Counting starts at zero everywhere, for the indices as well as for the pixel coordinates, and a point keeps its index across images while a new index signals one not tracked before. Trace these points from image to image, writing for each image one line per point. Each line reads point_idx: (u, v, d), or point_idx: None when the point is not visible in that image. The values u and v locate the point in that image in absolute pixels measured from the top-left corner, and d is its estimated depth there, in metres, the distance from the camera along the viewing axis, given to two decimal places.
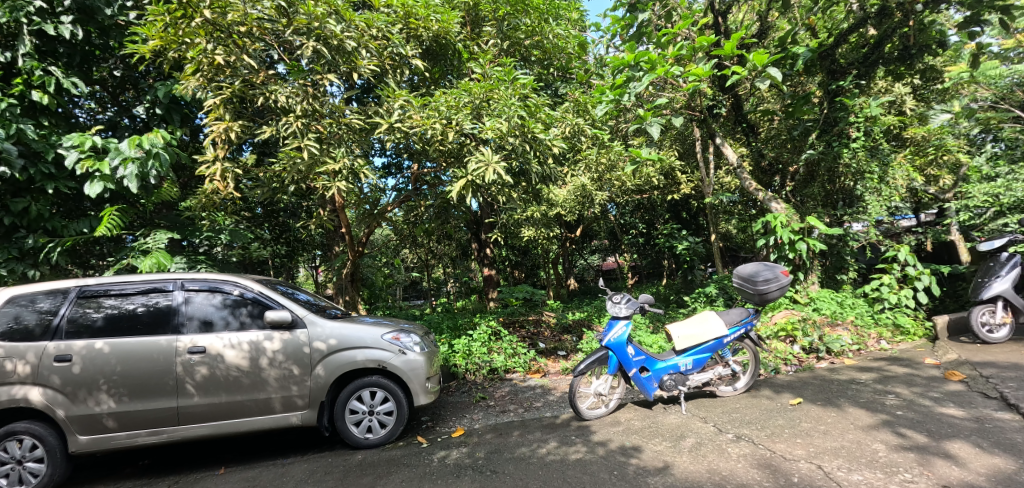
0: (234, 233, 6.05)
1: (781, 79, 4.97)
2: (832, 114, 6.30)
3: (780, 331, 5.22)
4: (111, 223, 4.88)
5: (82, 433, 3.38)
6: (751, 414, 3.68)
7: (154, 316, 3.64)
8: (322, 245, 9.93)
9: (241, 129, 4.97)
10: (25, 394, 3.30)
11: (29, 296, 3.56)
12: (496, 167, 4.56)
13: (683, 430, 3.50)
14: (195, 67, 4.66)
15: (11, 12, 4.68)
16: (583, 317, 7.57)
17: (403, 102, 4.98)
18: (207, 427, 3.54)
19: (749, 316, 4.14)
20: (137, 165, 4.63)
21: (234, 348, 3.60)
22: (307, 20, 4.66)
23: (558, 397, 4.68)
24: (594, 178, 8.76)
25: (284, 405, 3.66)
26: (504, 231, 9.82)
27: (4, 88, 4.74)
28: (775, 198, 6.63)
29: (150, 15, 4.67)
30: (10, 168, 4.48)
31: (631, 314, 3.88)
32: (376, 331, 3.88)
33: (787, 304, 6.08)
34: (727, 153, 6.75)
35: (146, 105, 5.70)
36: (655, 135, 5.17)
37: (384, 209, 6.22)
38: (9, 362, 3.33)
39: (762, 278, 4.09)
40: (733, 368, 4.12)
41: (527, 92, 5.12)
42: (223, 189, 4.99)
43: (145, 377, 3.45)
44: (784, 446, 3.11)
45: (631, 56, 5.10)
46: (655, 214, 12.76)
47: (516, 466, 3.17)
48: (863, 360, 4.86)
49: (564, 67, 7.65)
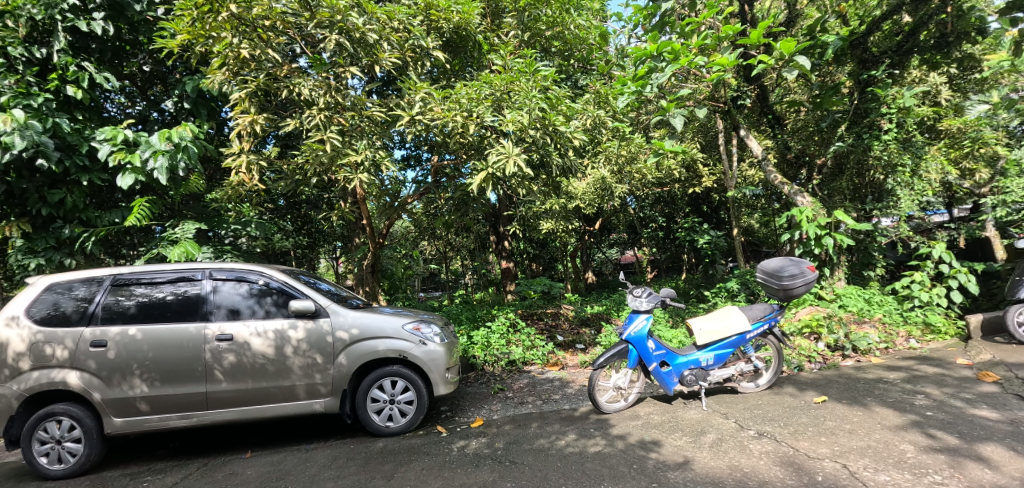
0: (259, 225, 6.18)
1: (810, 68, 4.78)
2: (864, 106, 6.10)
3: (804, 327, 5.15)
4: (142, 214, 5.04)
5: (116, 415, 3.52)
6: (773, 411, 3.63)
7: (183, 304, 3.74)
8: (342, 236, 10.13)
9: (266, 122, 5.01)
10: (64, 377, 3.45)
11: (66, 283, 3.71)
12: (517, 160, 4.54)
13: (703, 426, 3.47)
14: (221, 62, 4.77)
15: (46, 9, 4.90)
16: (602, 310, 7.59)
17: (424, 94, 4.91)
18: (234, 412, 3.65)
19: (773, 312, 4.07)
20: (167, 157, 4.78)
21: (260, 336, 3.69)
22: (330, 13, 4.67)
23: (576, 390, 4.69)
24: (614, 171, 8.62)
25: (308, 392, 3.74)
26: (523, 223, 9.85)
27: (41, 84, 4.97)
28: (800, 192, 6.46)
29: (178, 10, 4.76)
30: (48, 161, 4.64)
31: (652, 308, 3.85)
32: (397, 321, 3.93)
33: (812, 300, 6.00)
34: (751, 145, 6.60)
35: (174, 99, 5.84)
36: (677, 127, 5.11)
37: (405, 201, 6.30)
38: (49, 347, 3.48)
39: (786, 274, 3.98)
40: (755, 364, 4.05)
41: (548, 84, 5.06)
42: (248, 182, 5.08)
43: (176, 363, 3.57)
44: (807, 444, 3.06)
45: (652, 47, 5.01)
46: (675, 207, 12.64)
47: (535, 457, 3.19)
48: (891, 359, 4.74)
49: (585, 58, 7.52)
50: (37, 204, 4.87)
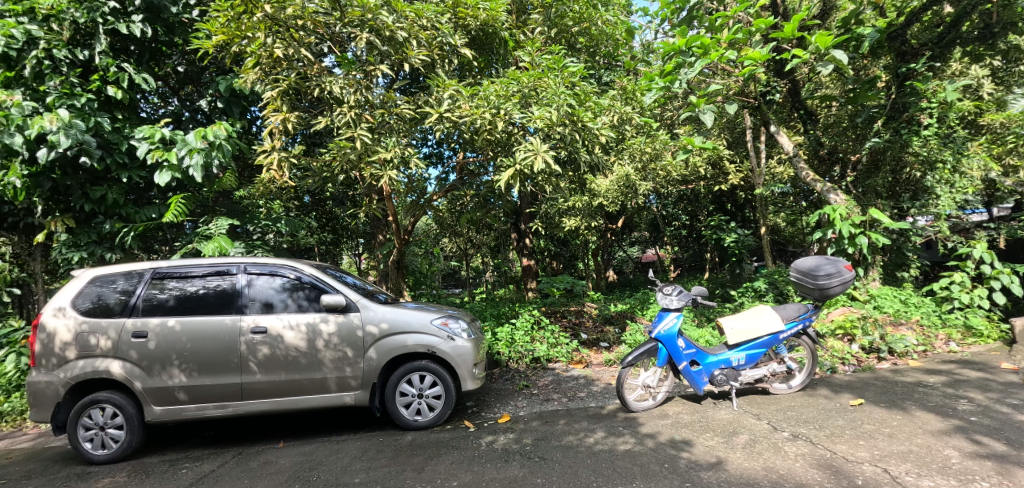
0: (288, 222, 6.32)
1: (848, 62, 4.62)
2: (901, 100, 5.89)
3: (837, 329, 5.01)
4: (178, 210, 5.21)
5: (156, 404, 3.64)
6: (808, 413, 3.55)
7: (220, 297, 3.85)
8: (365, 233, 10.28)
9: (297, 120, 5.12)
10: (107, 366, 3.60)
11: (109, 276, 3.85)
12: (545, 156, 4.53)
13: (735, 427, 3.42)
14: (255, 62, 4.89)
15: (89, 13, 5.09)
16: (626, 309, 7.53)
17: (453, 92, 4.97)
18: (267, 403, 3.74)
19: (808, 311, 3.99)
20: (203, 155, 4.93)
21: (293, 329, 3.77)
22: (361, 12, 4.79)
23: (601, 388, 4.67)
24: (638, 168, 8.53)
25: (339, 385, 3.81)
26: (546, 220, 9.82)
27: (84, 84, 5.18)
28: (833, 189, 6.26)
29: (215, 11, 4.88)
30: (91, 159, 4.86)
31: (682, 306, 3.80)
32: (426, 316, 3.97)
33: (844, 300, 5.84)
34: (782, 141, 6.44)
35: (209, 98, 6.00)
36: (708, 124, 4.99)
37: (430, 199, 6.37)
38: (94, 337, 3.63)
39: (822, 272, 3.88)
40: (788, 365, 3.96)
41: (576, 80, 5.07)
42: (279, 178, 5.18)
43: (213, 355, 3.68)
44: (845, 447, 2.98)
45: (681, 41, 4.92)
46: (698, 205, 12.47)
47: (564, 454, 3.18)
48: (930, 362, 4.59)
49: (611, 54, 7.48)
50: (80, 200, 5.08)
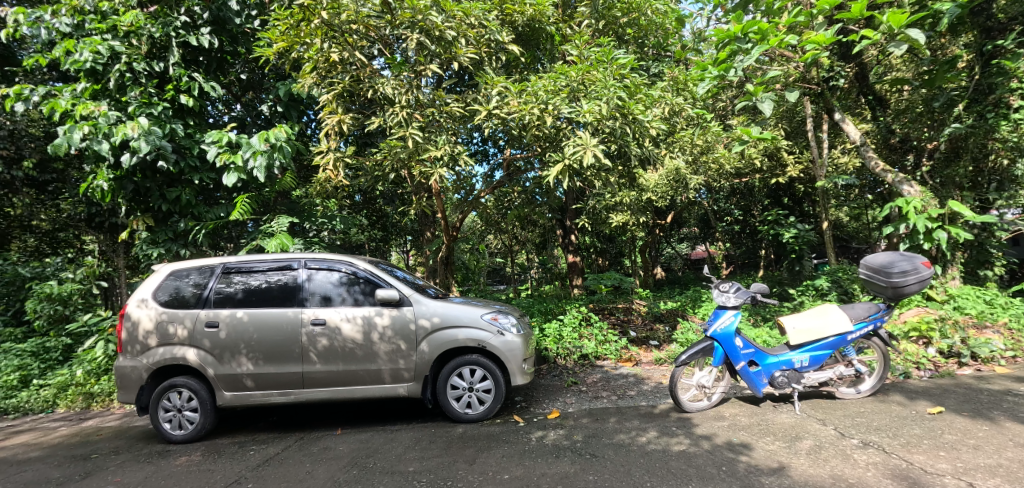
0: (343, 220, 6.56)
1: (924, 41, 4.25)
2: (986, 80, 5.33)
3: (911, 331, 4.66)
4: (244, 209, 5.54)
5: (226, 389, 3.89)
6: (879, 420, 3.33)
7: (282, 290, 4.06)
8: (414, 230, 10.53)
9: (352, 121, 5.30)
10: (183, 354, 3.88)
11: (184, 271, 4.15)
12: (594, 150, 4.47)
13: (798, 431, 3.26)
14: (312, 66, 5.11)
15: (163, 27, 5.52)
16: (676, 306, 7.33)
17: (502, 88, 5.00)
18: (327, 391, 3.91)
19: (879, 311, 3.73)
20: (265, 157, 5.20)
21: (349, 321, 3.93)
22: (411, 14, 4.87)
23: (652, 387, 4.57)
24: (689, 161, 8.26)
25: (393, 377, 3.93)
26: (592, 216, 9.70)
27: (160, 94, 5.59)
28: (907, 180, 5.81)
29: (276, 20, 5.13)
30: (167, 162, 5.24)
31: (740, 304, 3.66)
32: (476, 311, 4.03)
33: (919, 300, 5.43)
34: (848, 129, 6.06)
35: (270, 103, 6.34)
36: (766, 112, 4.75)
37: (478, 196, 6.44)
38: (172, 326, 3.92)
39: (897, 269, 3.61)
40: (857, 368, 3.73)
41: (626, 72, 4.96)
42: (335, 177, 5.39)
43: (276, 344, 3.88)
44: (923, 458, 2.78)
45: (737, 27, 4.67)
46: (752, 200, 11.94)
47: (615, 452, 3.15)
48: (1020, 369, 4.19)
49: (660, 45, 7.28)
50: (159, 200, 5.50)
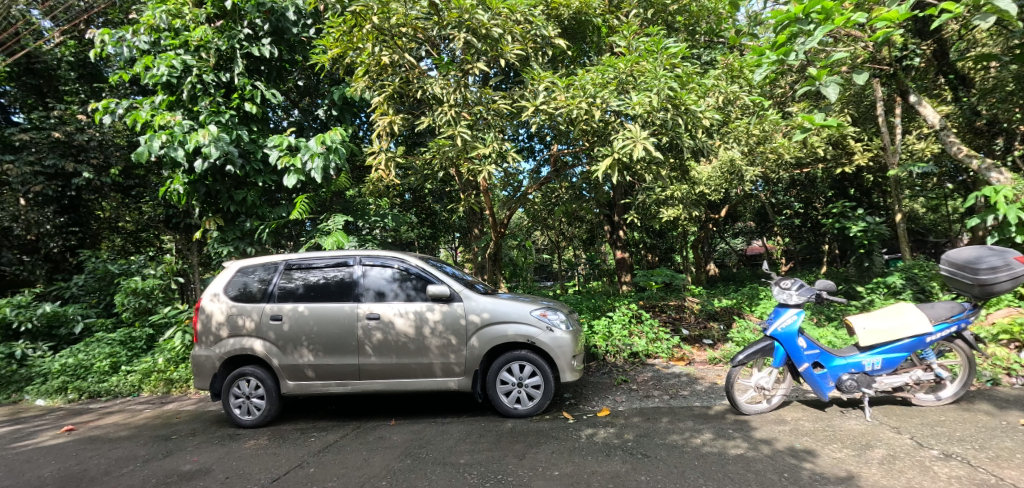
0: (395, 218, 6.76)
1: (1017, 12, 3.76)
2: None
3: (1002, 333, 4.25)
4: (303, 208, 5.82)
5: (290, 379, 4.12)
6: (963, 430, 3.06)
7: (339, 286, 4.24)
8: (462, 227, 10.69)
9: (402, 121, 5.44)
10: (251, 345, 4.13)
11: (251, 267, 4.42)
12: (644, 143, 4.36)
13: (868, 439, 3.05)
14: (364, 70, 5.29)
15: (229, 41, 5.87)
16: (732, 304, 7.05)
17: (548, 84, 4.96)
18: (381, 383, 4.06)
19: (964, 311, 3.42)
20: (322, 158, 5.43)
21: (402, 316, 4.05)
22: (458, 13, 4.91)
23: (707, 387, 4.42)
24: (745, 152, 7.90)
25: (444, 371, 4.01)
26: (641, 211, 9.48)
27: (228, 102, 5.96)
28: (996, 167, 5.28)
29: (331, 27, 5.34)
30: (234, 166, 5.58)
31: (803, 302, 3.46)
32: (525, 307, 4.04)
33: (1010, 299, 4.94)
34: (925, 113, 5.57)
35: (326, 107, 6.61)
36: (831, 97, 4.43)
37: (525, 192, 6.45)
38: (241, 319, 4.19)
39: (985, 266, 3.30)
40: (937, 373, 3.45)
41: (677, 62, 4.79)
42: (387, 177, 5.56)
43: (335, 337, 4.06)
44: (1016, 473, 2.53)
45: (797, 8, 4.38)
46: (814, 191, 11.25)
47: (668, 453, 3.07)
48: None
49: (713, 31, 6.99)
50: (228, 202, 5.88)
